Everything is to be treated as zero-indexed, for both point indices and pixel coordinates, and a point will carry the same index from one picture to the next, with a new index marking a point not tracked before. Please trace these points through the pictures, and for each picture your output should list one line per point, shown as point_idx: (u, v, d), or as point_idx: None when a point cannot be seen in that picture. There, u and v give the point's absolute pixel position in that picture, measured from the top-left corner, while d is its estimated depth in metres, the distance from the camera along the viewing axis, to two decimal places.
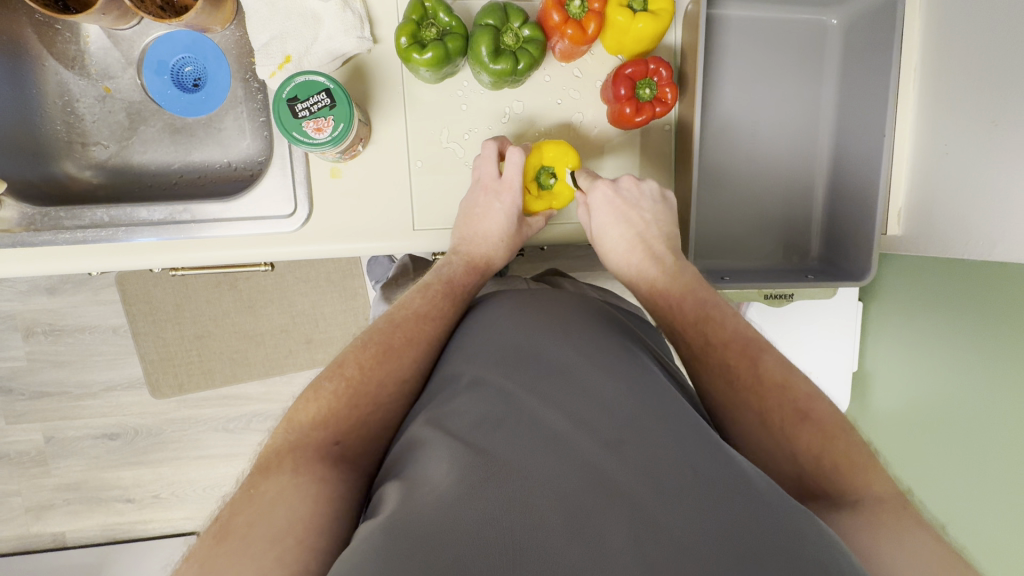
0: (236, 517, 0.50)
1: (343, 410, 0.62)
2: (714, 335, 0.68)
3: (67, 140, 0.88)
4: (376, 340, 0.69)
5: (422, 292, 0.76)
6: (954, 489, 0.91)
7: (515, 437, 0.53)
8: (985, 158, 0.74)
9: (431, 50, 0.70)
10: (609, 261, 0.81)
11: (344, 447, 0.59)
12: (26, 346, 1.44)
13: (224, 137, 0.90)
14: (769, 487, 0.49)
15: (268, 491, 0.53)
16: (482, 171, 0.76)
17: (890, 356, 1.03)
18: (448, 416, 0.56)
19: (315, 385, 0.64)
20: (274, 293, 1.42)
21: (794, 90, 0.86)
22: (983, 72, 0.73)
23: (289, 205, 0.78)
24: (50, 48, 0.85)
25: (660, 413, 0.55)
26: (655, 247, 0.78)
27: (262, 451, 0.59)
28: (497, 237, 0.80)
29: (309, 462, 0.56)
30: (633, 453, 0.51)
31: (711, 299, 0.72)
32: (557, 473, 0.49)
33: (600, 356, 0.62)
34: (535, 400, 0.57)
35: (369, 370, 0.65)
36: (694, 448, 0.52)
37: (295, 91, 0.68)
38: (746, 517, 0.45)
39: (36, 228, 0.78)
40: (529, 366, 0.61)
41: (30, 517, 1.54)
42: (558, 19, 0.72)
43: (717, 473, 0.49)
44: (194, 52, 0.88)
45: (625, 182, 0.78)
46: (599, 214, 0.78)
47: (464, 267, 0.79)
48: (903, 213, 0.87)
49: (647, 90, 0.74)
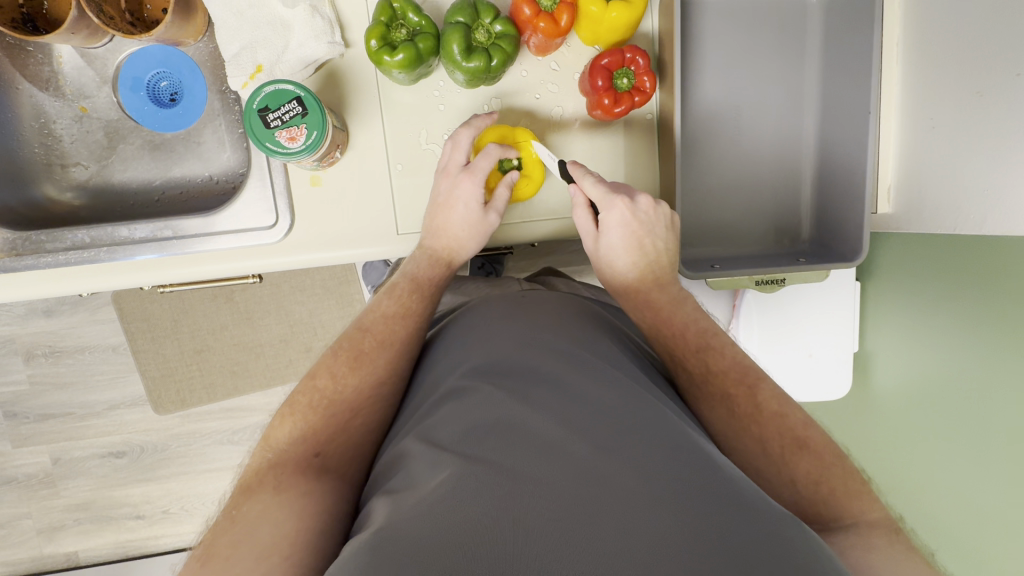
0: (220, 538, 0.50)
1: (318, 422, 0.62)
2: (713, 363, 0.67)
3: (46, 163, 0.87)
4: (348, 346, 0.68)
5: (391, 293, 0.75)
6: (991, 479, 0.84)
7: (505, 443, 0.52)
8: (968, 131, 0.72)
9: (402, 51, 0.69)
10: (603, 274, 0.79)
11: (325, 458, 0.59)
12: (27, 369, 1.45)
13: (204, 151, 0.89)
14: (756, 494, 0.48)
15: (252, 510, 0.52)
16: (449, 158, 0.75)
17: (891, 337, 1.03)
18: (436, 427, 0.55)
19: (288, 401, 0.64)
20: (271, 304, 1.41)
21: (776, 73, 0.84)
22: (964, 42, 0.71)
23: (270, 216, 0.78)
24: (23, 70, 0.84)
25: (649, 415, 0.55)
26: (661, 275, 0.76)
27: (241, 473, 0.59)
28: (461, 229, 0.77)
29: (290, 478, 0.56)
30: (627, 456, 0.50)
31: (711, 329, 0.71)
32: (549, 478, 0.48)
33: (588, 361, 0.61)
34: (525, 406, 0.55)
35: (342, 378, 0.65)
36: (687, 455, 0.50)
37: (266, 101, 0.67)
38: (733, 521, 0.45)
39: (19, 254, 0.77)
40: (518, 373, 0.59)
41: (42, 538, 1.55)
42: (530, 12, 0.71)
43: (705, 478, 0.48)
44: (168, 66, 0.87)
45: (644, 203, 0.73)
46: (613, 236, 0.74)
47: (427, 260, 0.77)
48: (892, 190, 0.86)
49: (625, 80, 0.73)
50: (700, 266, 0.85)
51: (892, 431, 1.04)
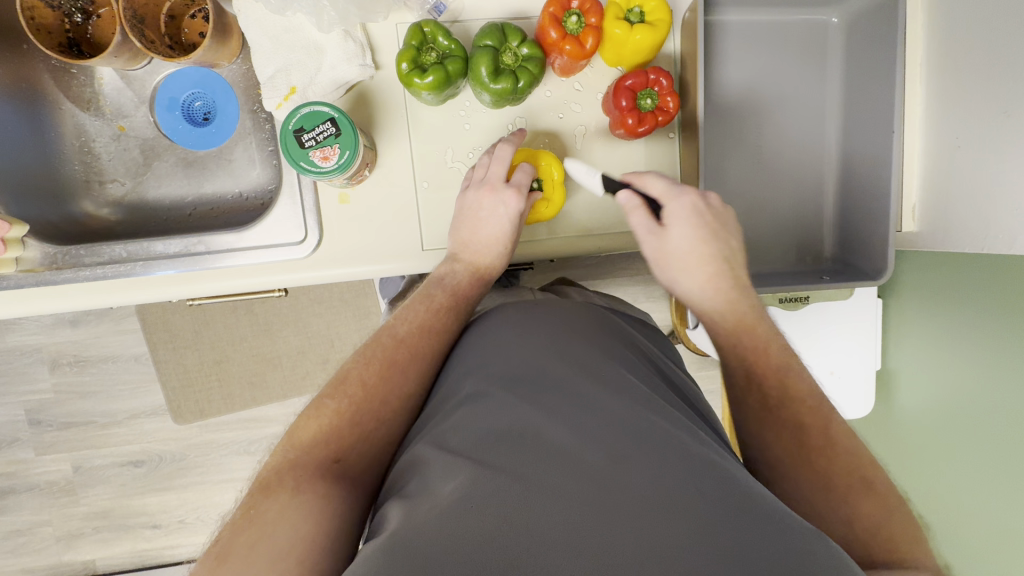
0: (237, 537, 0.50)
1: (343, 426, 0.61)
2: (793, 387, 0.65)
3: (85, 179, 0.90)
4: (379, 355, 0.68)
5: (425, 302, 0.74)
6: (1010, 504, 0.83)
7: (516, 451, 0.52)
8: (994, 151, 0.72)
9: (432, 74, 0.71)
10: (677, 286, 0.74)
11: (344, 465, 0.59)
12: (52, 378, 1.48)
13: (234, 168, 0.92)
14: (772, 505, 0.48)
15: (269, 510, 0.52)
16: (490, 170, 0.75)
17: (914, 357, 1.02)
18: (448, 432, 0.55)
19: (315, 401, 0.64)
20: (290, 316, 1.43)
21: (797, 91, 0.85)
22: (993, 64, 0.71)
23: (300, 232, 0.79)
24: (67, 91, 0.89)
25: (663, 425, 0.54)
26: (737, 272, 0.73)
27: (262, 468, 0.58)
28: (497, 244, 0.78)
29: (310, 481, 0.56)
30: (635, 466, 0.50)
31: (791, 351, 0.70)
32: (561, 486, 0.48)
33: (599, 367, 0.61)
34: (536, 411, 0.55)
35: (371, 387, 0.65)
36: (697, 467, 0.50)
37: (301, 122, 0.69)
38: (748, 525, 0.45)
39: (58, 267, 0.80)
40: (530, 379, 0.59)
41: (61, 546, 1.57)
42: (556, 36, 0.73)
43: (721, 489, 0.48)
44: (203, 87, 0.91)
45: (712, 198, 0.74)
46: (685, 228, 0.72)
47: (466, 275, 0.77)
48: (918, 209, 0.85)
49: (649, 100, 0.74)
50: None
51: (914, 452, 1.03)
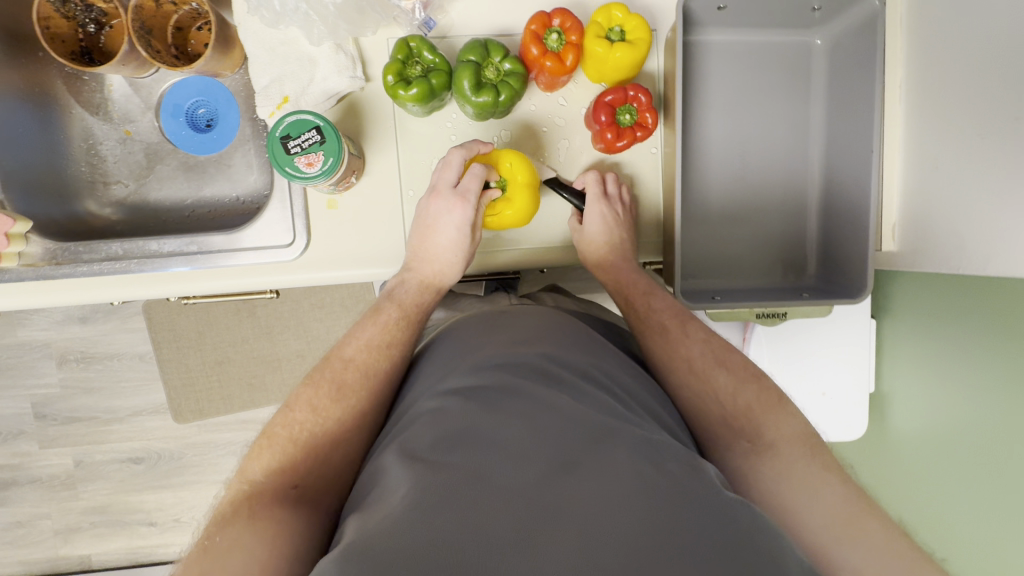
0: (192, 569, 0.51)
1: (298, 455, 0.63)
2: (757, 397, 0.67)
3: (90, 180, 0.94)
4: (329, 377, 0.70)
5: (378, 318, 0.76)
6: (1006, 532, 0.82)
7: (471, 456, 0.52)
8: (972, 173, 0.72)
9: (416, 86, 0.74)
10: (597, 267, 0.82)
11: (301, 489, 0.60)
12: (59, 373, 1.52)
13: (233, 173, 0.95)
14: (729, 516, 0.47)
15: (223, 540, 0.53)
16: (440, 177, 0.78)
17: (907, 379, 1.01)
18: (409, 439, 0.56)
19: (266, 432, 0.65)
20: (291, 319, 1.46)
21: (781, 110, 0.87)
22: (969, 88, 0.72)
23: (288, 235, 0.82)
24: (77, 97, 0.93)
25: (622, 431, 0.54)
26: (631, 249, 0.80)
27: (216, 506, 0.59)
28: (448, 252, 0.80)
29: (266, 507, 0.57)
30: (588, 475, 0.49)
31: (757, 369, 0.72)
32: (513, 487, 0.48)
33: (562, 379, 0.61)
34: (495, 418, 0.56)
35: (323, 411, 0.66)
36: (654, 476, 0.49)
37: (287, 130, 0.72)
38: (702, 525, 0.46)
39: (58, 262, 0.83)
40: (492, 388, 0.60)
41: (59, 539, 1.59)
42: (537, 52, 0.76)
43: (675, 499, 0.47)
44: (206, 95, 0.95)
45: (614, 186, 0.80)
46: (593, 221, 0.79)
47: (417, 287, 0.80)
48: (897, 228, 0.85)
49: (627, 116, 0.76)
50: (701, 297, 0.84)
51: (904, 474, 1.02)
